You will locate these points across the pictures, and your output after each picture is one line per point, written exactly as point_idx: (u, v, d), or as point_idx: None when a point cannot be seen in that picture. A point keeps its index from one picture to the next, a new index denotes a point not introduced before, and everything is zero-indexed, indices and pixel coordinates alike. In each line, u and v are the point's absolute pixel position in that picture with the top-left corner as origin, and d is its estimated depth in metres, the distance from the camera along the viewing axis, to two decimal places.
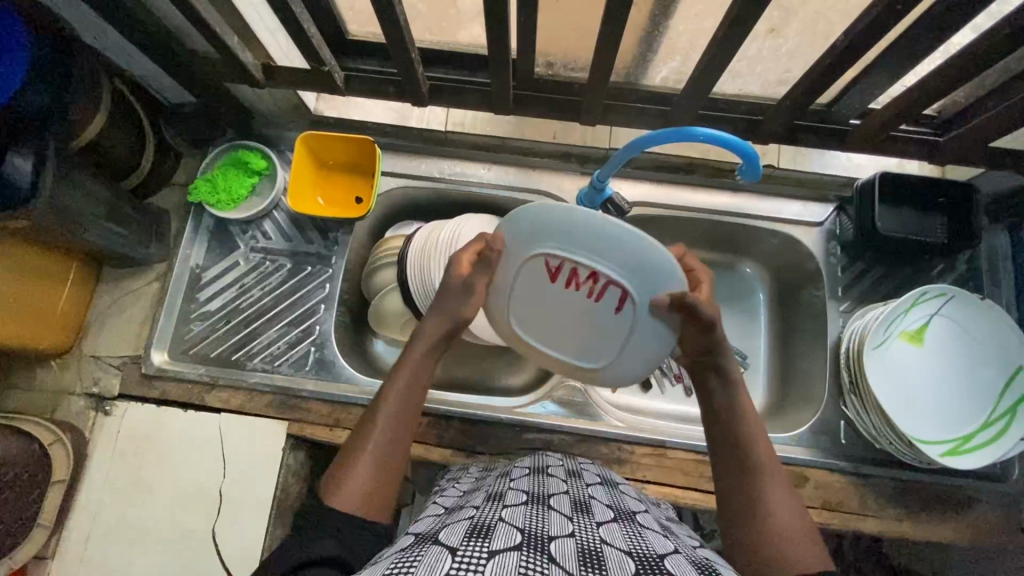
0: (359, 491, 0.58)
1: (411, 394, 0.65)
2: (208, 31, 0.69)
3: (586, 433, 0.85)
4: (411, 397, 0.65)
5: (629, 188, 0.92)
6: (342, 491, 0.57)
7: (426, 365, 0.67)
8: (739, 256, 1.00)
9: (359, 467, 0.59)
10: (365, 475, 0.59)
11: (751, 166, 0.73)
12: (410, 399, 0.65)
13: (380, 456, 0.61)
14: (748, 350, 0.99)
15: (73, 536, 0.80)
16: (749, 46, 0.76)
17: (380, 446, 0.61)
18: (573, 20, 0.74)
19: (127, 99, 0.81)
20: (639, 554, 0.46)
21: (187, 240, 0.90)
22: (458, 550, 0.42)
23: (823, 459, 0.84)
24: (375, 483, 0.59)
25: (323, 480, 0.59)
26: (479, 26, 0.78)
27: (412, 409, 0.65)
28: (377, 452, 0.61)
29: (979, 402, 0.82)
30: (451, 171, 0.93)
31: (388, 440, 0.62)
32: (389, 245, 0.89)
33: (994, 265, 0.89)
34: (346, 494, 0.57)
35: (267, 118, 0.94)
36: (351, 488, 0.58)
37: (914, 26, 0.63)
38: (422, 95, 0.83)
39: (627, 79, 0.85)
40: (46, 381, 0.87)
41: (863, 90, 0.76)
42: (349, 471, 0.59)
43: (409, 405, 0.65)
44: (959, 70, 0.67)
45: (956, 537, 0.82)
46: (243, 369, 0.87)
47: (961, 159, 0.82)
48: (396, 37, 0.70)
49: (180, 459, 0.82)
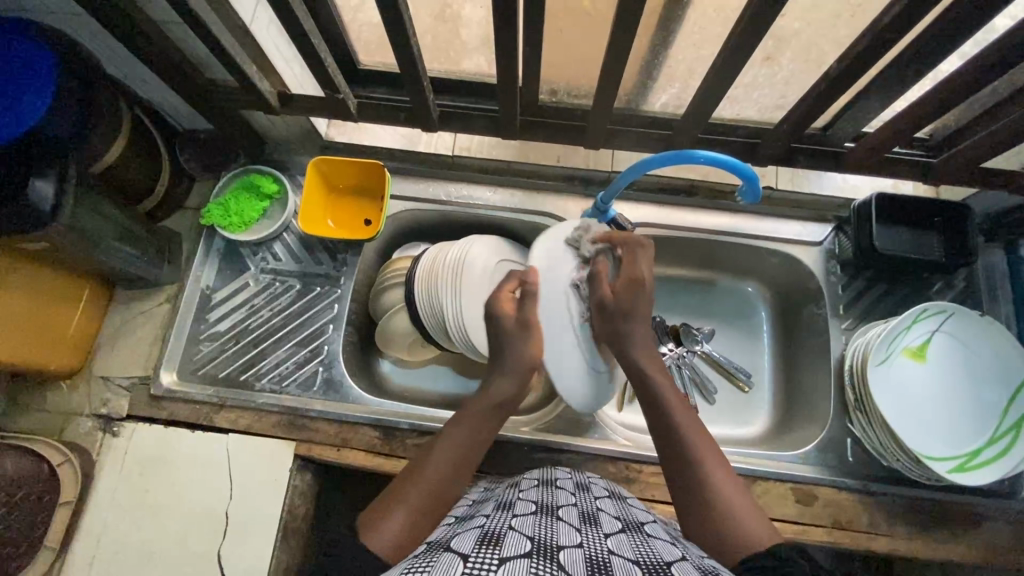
0: (393, 539, 0.56)
1: (466, 451, 0.65)
2: (227, 60, 0.72)
3: (592, 451, 0.86)
4: (466, 453, 0.65)
5: (631, 210, 0.94)
6: (376, 535, 0.56)
7: (484, 425, 0.67)
8: (739, 275, 1.01)
9: (397, 513, 0.58)
10: (403, 522, 0.57)
11: (751, 187, 0.76)
12: (464, 454, 0.65)
13: (418, 508, 0.59)
14: (752, 368, 0.99)
15: (77, 560, 0.78)
16: (745, 72, 0.79)
17: (422, 499, 0.60)
18: (576, 49, 0.78)
19: (145, 126, 0.84)
20: (646, 562, 0.46)
21: (199, 261, 0.92)
22: (470, 557, 0.43)
23: (832, 476, 0.84)
24: (409, 536, 0.57)
25: (358, 522, 0.58)
26: (487, 56, 0.82)
27: (463, 458, 0.64)
28: (419, 501, 0.60)
29: (983, 418, 0.82)
30: (457, 194, 0.94)
31: (432, 493, 0.61)
32: (396, 266, 0.91)
33: (992, 283, 0.91)
34: (381, 537, 0.56)
35: (278, 144, 0.97)
36: (387, 531, 0.56)
37: (904, 55, 0.66)
38: (431, 120, 0.85)
39: (629, 105, 0.88)
40: (55, 402, 0.87)
41: (855, 115, 0.79)
42: (389, 514, 0.58)
43: (462, 460, 0.65)
44: (947, 94, 0.70)
45: (968, 555, 0.82)
46: (251, 389, 0.87)
47: (955, 179, 0.84)
48: (409, 67, 0.74)
49: (187, 479, 0.82)
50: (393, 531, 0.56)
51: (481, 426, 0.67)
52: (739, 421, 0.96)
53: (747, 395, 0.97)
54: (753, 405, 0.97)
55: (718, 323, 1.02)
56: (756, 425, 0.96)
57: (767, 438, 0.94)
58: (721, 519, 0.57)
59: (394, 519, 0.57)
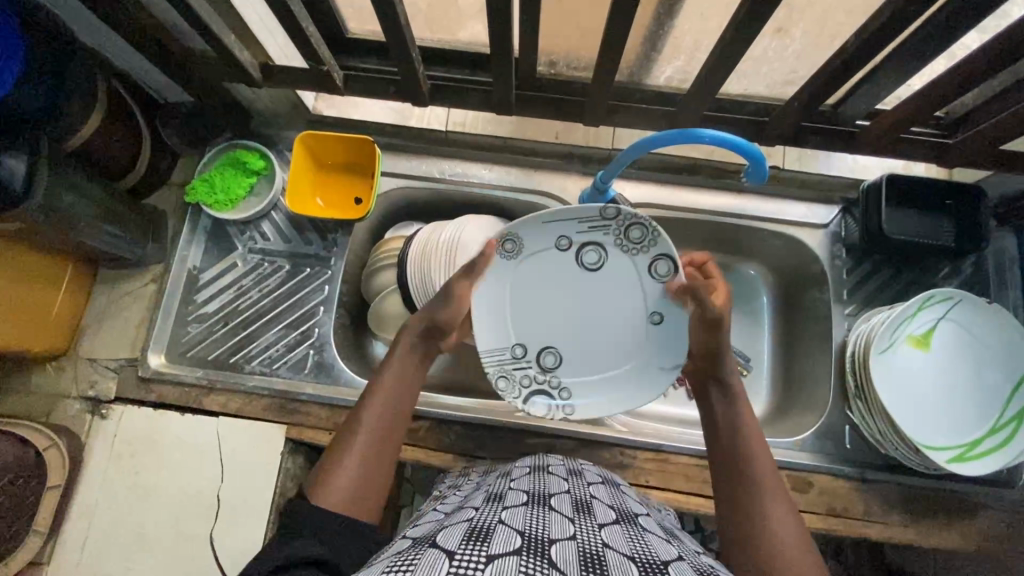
0: (344, 489, 0.57)
1: (399, 399, 0.66)
2: (203, 29, 0.67)
3: (588, 437, 0.84)
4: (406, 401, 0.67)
5: (631, 190, 0.91)
6: (326, 491, 0.56)
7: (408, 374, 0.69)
8: (742, 257, 0.98)
9: (342, 468, 0.59)
10: (349, 474, 0.58)
11: (758, 168, 0.72)
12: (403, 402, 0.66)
13: (364, 457, 0.60)
14: (751, 353, 0.98)
15: (69, 543, 0.78)
16: (755, 45, 0.75)
17: (364, 449, 0.61)
18: (576, 19, 0.73)
19: (123, 98, 0.80)
20: (642, 559, 0.45)
21: (185, 240, 0.89)
22: (456, 553, 0.41)
23: (829, 464, 0.83)
24: (360, 484, 0.59)
25: (308, 479, 0.58)
26: (483, 25, 0.77)
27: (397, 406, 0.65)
28: (363, 452, 0.61)
29: (986, 408, 0.81)
30: (451, 172, 0.91)
31: (372, 442, 0.62)
32: (388, 247, 0.88)
33: (1001, 269, 0.88)
34: (331, 491, 0.56)
35: (264, 117, 0.93)
36: (336, 484, 0.57)
37: (924, 30, 0.62)
38: (421, 94, 0.81)
39: (631, 79, 0.84)
40: (42, 384, 0.85)
41: (867, 93, 0.75)
42: (333, 470, 0.58)
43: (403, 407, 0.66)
44: (969, 72, 0.66)
45: (962, 543, 0.81)
46: (241, 372, 0.86)
47: (971, 161, 0.80)
48: (397, 37, 0.69)
49: (177, 463, 0.81)
50: (342, 483, 0.57)
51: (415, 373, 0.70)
52: None
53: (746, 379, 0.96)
54: (751, 390, 0.95)
55: None
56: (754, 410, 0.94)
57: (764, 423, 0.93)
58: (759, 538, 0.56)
59: (341, 473, 0.58)
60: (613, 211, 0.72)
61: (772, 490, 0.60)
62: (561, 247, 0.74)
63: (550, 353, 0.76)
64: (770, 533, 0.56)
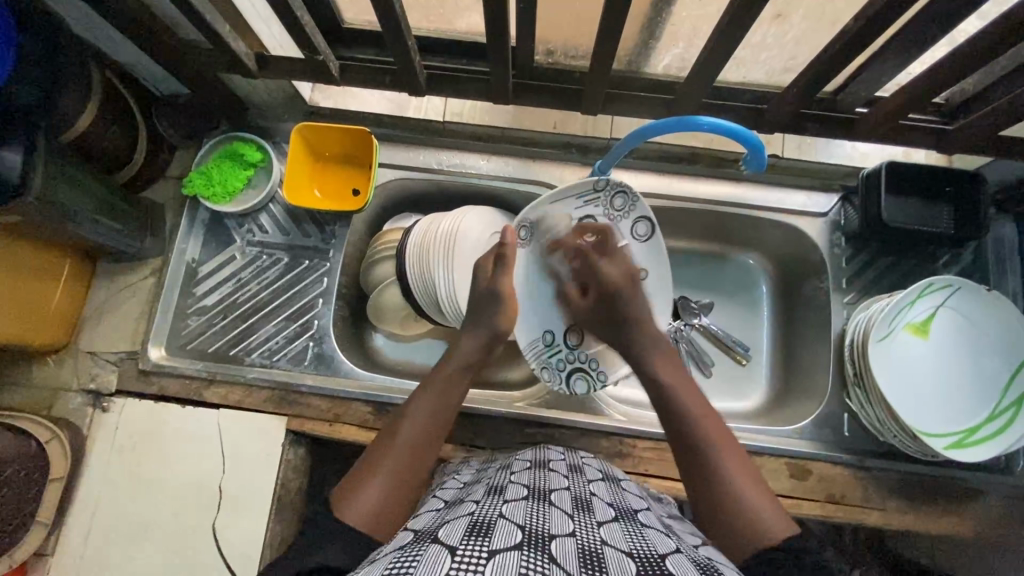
0: (370, 507, 0.55)
1: (435, 418, 0.65)
2: (197, 18, 0.67)
3: (587, 427, 0.85)
4: (439, 414, 0.66)
5: (631, 178, 0.91)
6: (350, 508, 0.55)
7: (454, 390, 0.68)
8: (742, 246, 0.98)
9: (370, 485, 0.57)
10: (377, 492, 0.57)
11: (757, 155, 0.71)
12: (436, 419, 0.65)
13: (396, 476, 0.59)
14: (751, 341, 0.98)
15: (73, 534, 0.79)
16: (753, 32, 0.74)
17: (397, 467, 0.60)
18: (573, 7, 0.72)
19: (117, 89, 0.80)
20: (641, 555, 0.45)
21: (183, 233, 0.89)
22: (458, 549, 0.41)
23: (827, 451, 0.84)
24: (387, 503, 0.57)
25: (332, 494, 0.57)
26: (480, 15, 0.77)
27: (431, 424, 0.64)
28: (394, 469, 0.59)
29: (984, 395, 0.81)
30: (448, 162, 0.91)
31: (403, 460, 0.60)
32: (388, 238, 0.88)
33: (1000, 256, 0.88)
34: (355, 509, 0.55)
35: (261, 109, 0.93)
36: (360, 503, 0.55)
37: (924, 14, 0.61)
38: (418, 84, 0.81)
39: (629, 67, 0.83)
40: (43, 378, 0.86)
41: (867, 80, 0.74)
42: (362, 487, 0.57)
43: (434, 424, 0.65)
44: (968, 57, 0.65)
45: (959, 529, 0.82)
46: (241, 364, 0.86)
47: (971, 147, 0.80)
48: (393, 27, 0.69)
49: (178, 455, 0.81)
50: (367, 502, 0.56)
51: (450, 392, 0.68)
52: (735, 394, 0.95)
53: (745, 368, 0.96)
54: (751, 378, 0.96)
55: (718, 297, 0.99)
56: (753, 399, 0.95)
57: (763, 412, 0.93)
58: (731, 509, 0.56)
59: (368, 491, 0.57)
60: (603, 182, 0.77)
61: (732, 459, 0.60)
62: (567, 226, 0.79)
63: (575, 333, 0.80)
64: (737, 499, 0.57)
